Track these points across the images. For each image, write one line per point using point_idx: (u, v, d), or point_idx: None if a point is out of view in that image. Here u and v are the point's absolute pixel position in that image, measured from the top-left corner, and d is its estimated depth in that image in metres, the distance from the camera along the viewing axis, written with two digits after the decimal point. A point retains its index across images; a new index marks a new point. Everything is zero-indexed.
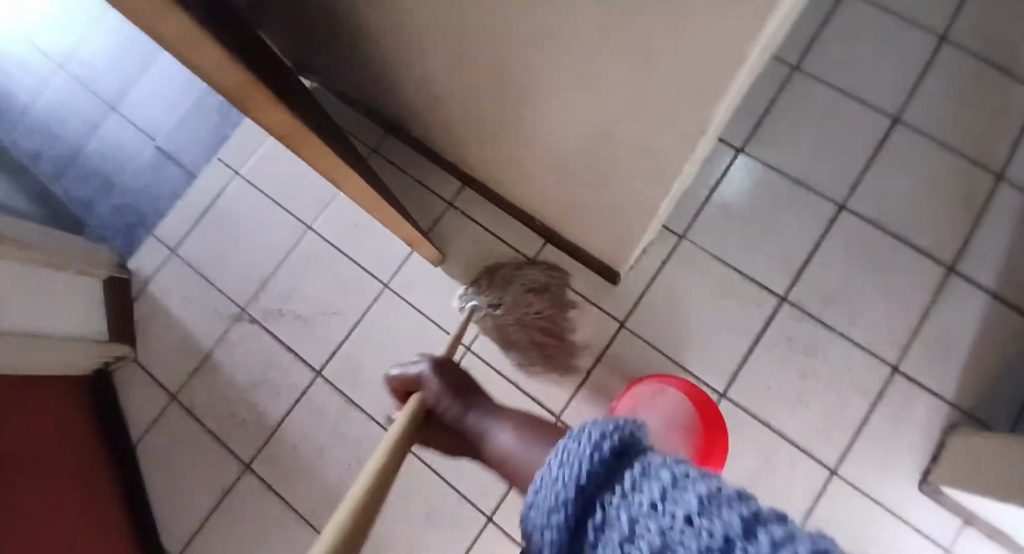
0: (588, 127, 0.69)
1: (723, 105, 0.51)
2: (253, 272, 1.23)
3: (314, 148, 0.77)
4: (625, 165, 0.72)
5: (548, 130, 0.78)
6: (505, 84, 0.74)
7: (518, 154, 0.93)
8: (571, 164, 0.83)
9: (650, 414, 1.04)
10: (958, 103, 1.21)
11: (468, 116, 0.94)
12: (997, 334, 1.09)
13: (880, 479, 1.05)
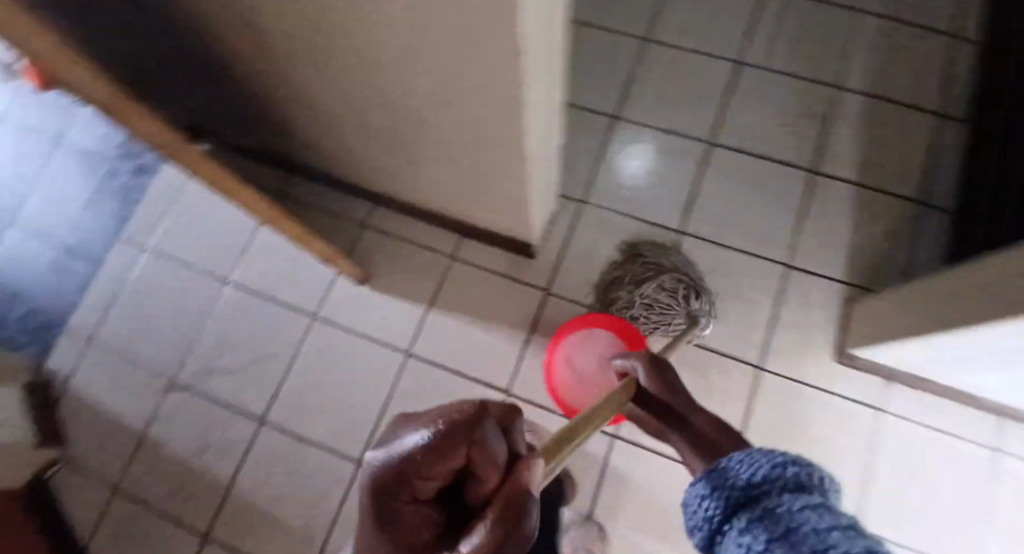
0: (438, 83, 0.63)
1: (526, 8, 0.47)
2: (176, 337, 1.14)
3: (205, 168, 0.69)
4: (480, 117, 0.68)
5: (410, 104, 0.72)
6: (346, 64, 0.68)
7: (392, 144, 0.89)
8: (441, 137, 0.78)
9: (582, 359, 0.96)
10: (781, 33, 1.26)
11: (337, 121, 0.89)
12: (871, 218, 1.12)
13: (806, 368, 1.05)
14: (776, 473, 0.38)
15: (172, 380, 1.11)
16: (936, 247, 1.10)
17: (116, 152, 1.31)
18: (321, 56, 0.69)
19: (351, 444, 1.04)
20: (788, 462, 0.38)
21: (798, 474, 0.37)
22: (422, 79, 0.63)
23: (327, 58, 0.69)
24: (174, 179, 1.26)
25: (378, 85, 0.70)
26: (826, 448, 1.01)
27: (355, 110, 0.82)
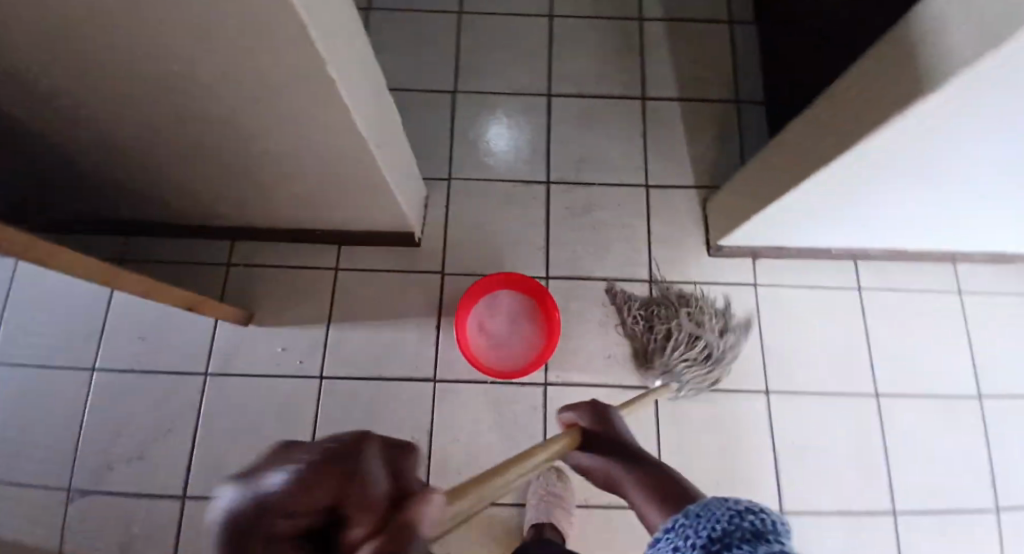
0: (239, 87, 0.61)
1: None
2: (57, 444, 1.02)
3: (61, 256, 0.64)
4: (300, 111, 0.67)
5: (224, 119, 0.69)
6: (139, 95, 0.64)
7: (228, 170, 0.85)
8: (273, 146, 0.76)
9: (496, 322, 1.00)
10: None
11: (160, 163, 0.84)
12: (702, 124, 1.25)
13: (689, 268, 1.15)
14: (732, 526, 0.41)
15: (64, 491, 1.00)
16: (759, 135, 1.25)
17: None
18: (107, 94, 0.65)
19: None
20: (743, 512, 0.41)
21: (754, 523, 0.41)
22: (221, 88, 0.62)
23: (116, 95, 0.65)
24: None
25: (180, 109, 0.67)
26: (725, 330, 1.12)
27: (172, 145, 0.77)
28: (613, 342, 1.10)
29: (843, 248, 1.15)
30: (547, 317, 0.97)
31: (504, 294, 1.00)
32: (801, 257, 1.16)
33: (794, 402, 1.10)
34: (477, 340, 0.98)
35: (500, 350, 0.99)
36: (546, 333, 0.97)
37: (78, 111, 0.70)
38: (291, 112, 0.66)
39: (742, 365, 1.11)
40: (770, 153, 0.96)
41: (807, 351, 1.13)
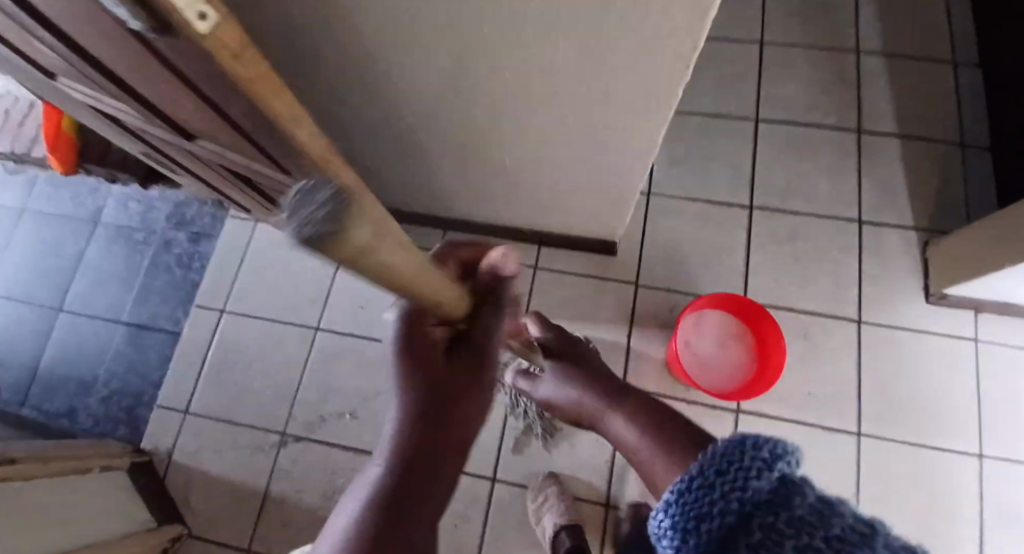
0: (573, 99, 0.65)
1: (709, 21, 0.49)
2: (276, 391, 1.14)
3: None
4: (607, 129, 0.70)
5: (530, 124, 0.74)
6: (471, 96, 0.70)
7: (490, 168, 0.90)
8: (551, 154, 0.81)
9: (704, 343, 0.98)
10: (795, 10, 1.33)
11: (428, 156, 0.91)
12: (920, 164, 1.19)
13: (900, 313, 1.09)
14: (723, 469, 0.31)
15: (282, 434, 1.11)
16: (986, 182, 1.17)
17: (169, 223, 1.31)
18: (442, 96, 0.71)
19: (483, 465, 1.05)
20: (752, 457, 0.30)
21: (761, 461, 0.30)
22: (562, 98, 0.65)
23: (448, 97, 0.71)
24: (236, 240, 1.26)
25: (501, 115, 0.72)
26: (937, 385, 1.06)
27: (458, 141, 0.83)
28: (810, 378, 1.07)
29: None
30: (771, 345, 0.94)
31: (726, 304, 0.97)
32: None
33: (1015, 472, 1.00)
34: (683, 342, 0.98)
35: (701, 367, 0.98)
36: (762, 359, 0.96)
37: (399, 108, 0.77)
38: (605, 126, 0.69)
39: (955, 421, 1.03)
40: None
41: None
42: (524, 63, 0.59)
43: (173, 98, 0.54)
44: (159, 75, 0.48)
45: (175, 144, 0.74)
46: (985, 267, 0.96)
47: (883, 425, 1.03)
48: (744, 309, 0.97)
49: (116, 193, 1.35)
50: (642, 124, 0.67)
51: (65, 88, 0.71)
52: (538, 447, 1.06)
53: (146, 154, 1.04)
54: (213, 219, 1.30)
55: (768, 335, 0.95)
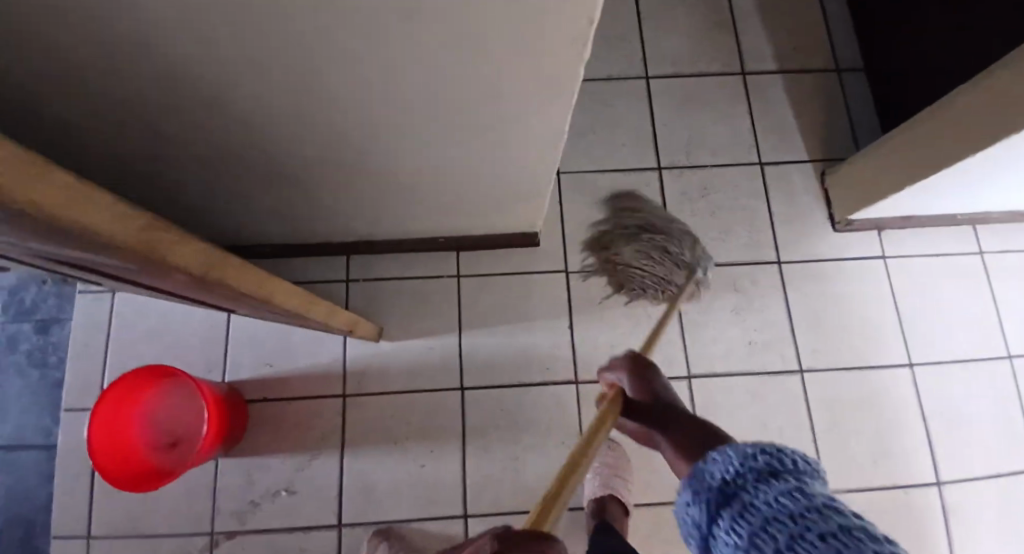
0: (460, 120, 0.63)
1: (567, 77, 0.54)
2: (191, 481, 0.95)
3: (288, 294, 0.59)
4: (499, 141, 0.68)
5: (420, 147, 0.69)
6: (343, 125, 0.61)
7: (400, 179, 0.80)
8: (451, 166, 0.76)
9: (163, 452, 0.87)
10: None
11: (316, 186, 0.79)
12: (805, 97, 1.23)
13: (813, 241, 1.13)
14: (747, 471, 0.45)
15: (211, 532, 0.93)
16: (862, 105, 1.23)
17: (3, 316, 1.07)
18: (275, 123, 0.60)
19: (466, 500, 0.97)
20: None
21: (769, 462, 0.44)
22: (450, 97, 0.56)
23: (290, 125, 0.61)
24: (96, 317, 1.04)
25: (380, 127, 0.62)
26: (859, 307, 1.10)
27: (311, 165, 0.73)
28: (743, 324, 1.08)
29: (964, 214, 1.13)
30: (127, 395, 0.83)
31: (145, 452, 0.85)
32: (927, 226, 1.14)
33: (936, 370, 1.08)
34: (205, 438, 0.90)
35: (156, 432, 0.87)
36: (108, 425, 0.81)
37: (252, 143, 0.65)
38: (512, 140, 0.69)
39: (883, 337, 1.08)
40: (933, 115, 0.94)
41: (942, 320, 1.11)
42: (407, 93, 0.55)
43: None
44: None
45: None
46: (901, 183, 1.00)
47: (825, 357, 1.06)
48: (109, 413, 0.81)
49: None
50: (540, 128, 0.66)
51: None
52: (501, 463, 1.00)
53: None
54: (59, 299, 1.06)
55: (124, 409, 0.83)
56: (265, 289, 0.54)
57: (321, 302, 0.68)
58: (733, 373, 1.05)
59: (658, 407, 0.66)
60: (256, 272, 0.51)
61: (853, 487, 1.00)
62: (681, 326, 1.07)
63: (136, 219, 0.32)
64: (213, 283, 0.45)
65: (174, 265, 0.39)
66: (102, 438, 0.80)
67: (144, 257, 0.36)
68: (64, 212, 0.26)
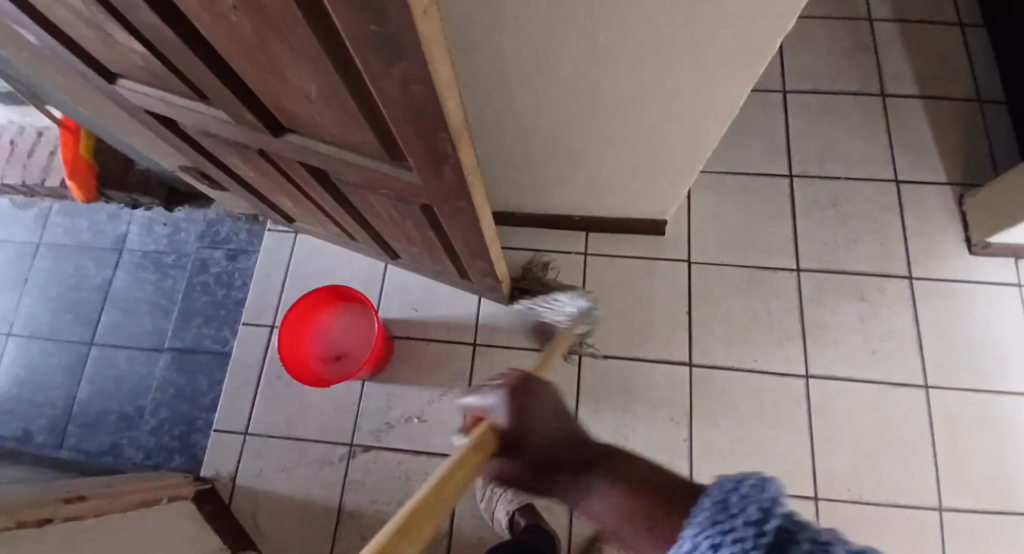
0: (644, 95, 0.72)
1: (754, 60, 0.62)
2: (339, 397, 1.09)
3: (487, 228, 0.72)
4: (669, 118, 0.78)
5: (598, 119, 0.80)
6: (548, 88, 0.73)
7: (566, 152, 0.92)
8: (615, 142, 0.87)
9: (334, 365, 1.01)
10: None
11: (494, 147, 0.92)
12: (947, 122, 1.23)
13: (944, 260, 1.13)
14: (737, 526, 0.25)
15: (351, 443, 1.06)
16: (1006, 133, 1.22)
17: (198, 242, 1.28)
18: (496, 82, 0.73)
19: None
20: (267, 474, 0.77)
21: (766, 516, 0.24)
22: (645, 71, 0.67)
23: (503, 86, 0.74)
24: (278, 251, 1.22)
25: (575, 92, 0.74)
26: (993, 330, 1.08)
27: (501, 128, 0.86)
28: (864, 331, 1.09)
29: None
30: (304, 316, 0.98)
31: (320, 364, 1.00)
32: None
33: None
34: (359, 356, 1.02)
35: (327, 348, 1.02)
36: (292, 340, 0.97)
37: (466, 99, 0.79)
38: (681, 119, 0.77)
39: (1018, 364, 1.05)
40: None
41: None
42: (613, 64, 0.66)
43: (332, 126, 0.57)
44: (291, 33, 0.40)
45: (250, 146, 0.75)
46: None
47: (951, 375, 1.05)
48: (293, 330, 0.97)
49: (158, 219, 1.32)
50: (709, 109, 0.74)
51: (140, 96, 0.77)
52: (611, 426, 1.06)
53: (185, 166, 1.07)
54: (249, 234, 1.26)
55: (303, 327, 0.99)
56: (479, 214, 0.67)
57: (498, 244, 0.80)
58: (850, 377, 1.06)
59: (566, 455, 0.54)
60: (482, 197, 0.63)
61: (972, 510, 0.98)
62: (799, 324, 1.10)
63: (458, 114, 0.46)
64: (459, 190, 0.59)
65: (454, 162, 0.52)
66: (288, 349, 0.96)
67: (446, 146, 0.49)
68: (439, 83, 0.39)
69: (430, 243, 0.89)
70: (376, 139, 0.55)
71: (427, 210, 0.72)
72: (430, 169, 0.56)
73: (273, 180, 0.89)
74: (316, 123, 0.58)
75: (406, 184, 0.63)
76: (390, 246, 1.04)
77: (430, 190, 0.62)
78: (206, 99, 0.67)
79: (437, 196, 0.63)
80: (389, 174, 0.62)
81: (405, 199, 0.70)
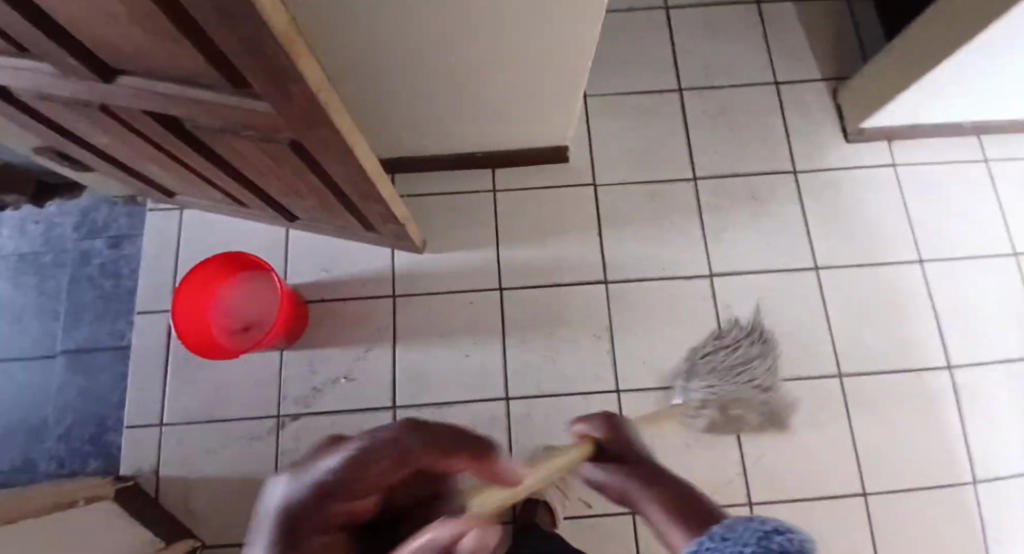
0: (510, 10, 0.70)
1: None
2: (259, 370, 1.05)
3: (363, 157, 0.69)
4: (542, 32, 0.76)
5: (470, 41, 0.77)
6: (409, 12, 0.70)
7: (450, 83, 0.89)
8: (495, 67, 0.85)
9: (240, 336, 0.96)
10: None
11: (373, 86, 0.88)
12: (817, 21, 1.29)
13: (824, 151, 1.20)
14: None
15: (279, 415, 1.03)
16: (867, 27, 1.29)
17: (76, 235, 1.17)
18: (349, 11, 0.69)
19: (509, 386, 1.06)
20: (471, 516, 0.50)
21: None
22: None
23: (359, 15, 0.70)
24: (167, 231, 1.14)
25: (439, 14, 0.70)
26: (871, 210, 1.17)
27: (373, 63, 0.82)
28: (760, 228, 1.15)
29: (970, 122, 1.19)
30: (207, 285, 0.93)
31: (224, 336, 0.96)
32: (933, 134, 1.21)
33: (945, 267, 1.14)
34: (263, 328, 0.96)
35: (235, 321, 0.97)
36: (195, 310, 0.92)
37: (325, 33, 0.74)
38: (554, 32, 0.76)
39: (894, 237, 1.15)
40: (920, 27, 1.00)
41: (951, 221, 1.17)
42: None
43: (161, 52, 0.51)
44: None
45: (88, 103, 0.67)
46: (890, 92, 1.08)
47: (839, 256, 1.14)
48: (195, 299, 0.92)
49: (22, 217, 1.19)
50: (577, 18, 0.73)
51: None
52: (539, 354, 1.08)
53: (38, 148, 0.96)
54: (131, 217, 1.16)
55: (206, 297, 0.94)
56: (349, 140, 0.64)
57: (385, 180, 0.77)
58: (752, 272, 1.12)
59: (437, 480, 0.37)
60: (344, 119, 0.60)
61: (866, 371, 1.08)
62: (702, 230, 1.15)
63: (278, 13, 0.42)
64: (316, 109, 0.55)
65: (296, 72, 0.48)
66: (189, 320, 0.91)
67: (276, 51, 0.45)
68: None
69: (318, 192, 0.84)
70: (211, 60, 0.50)
71: (297, 148, 0.67)
72: (276, 88, 0.52)
73: (134, 146, 0.81)
74: (144, 54, 0.53)
75: (261, 115, 0.59)
76: (283, 208, 0.99)
77: (287, 118, 0.58)
78: (22, 51, 0.60)
79: (297, 124, 0.59)
80: (239, 104, 0.57)
81: (269, 138, 0.65)
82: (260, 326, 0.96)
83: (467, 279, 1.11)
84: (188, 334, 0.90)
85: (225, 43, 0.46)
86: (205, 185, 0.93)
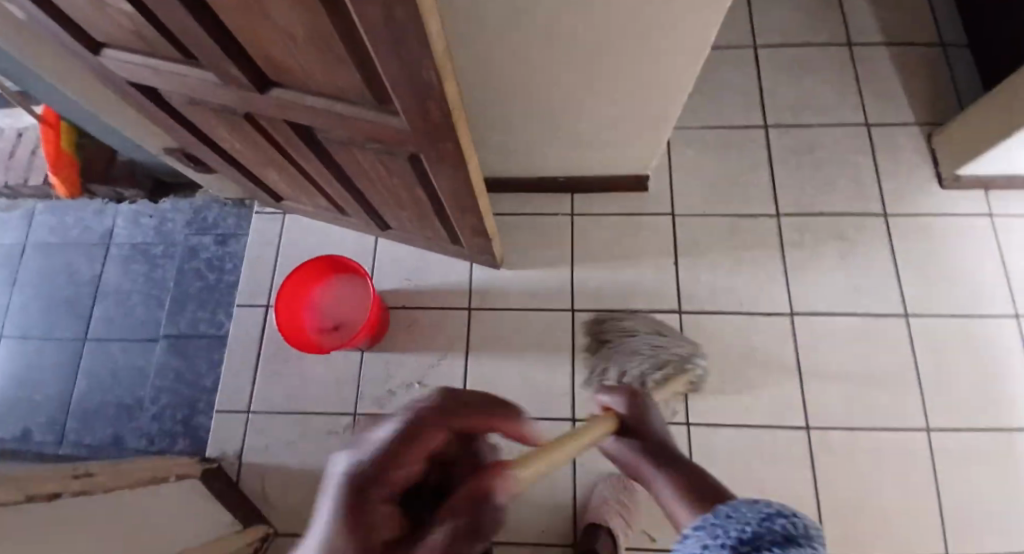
0: (620, 48, 0.74)
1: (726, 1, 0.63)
2: (340, 370, 1.10)
3: (473, 172, 0.73)
4: (647, 69, 0.79)
5: (575, 74, 0.81)
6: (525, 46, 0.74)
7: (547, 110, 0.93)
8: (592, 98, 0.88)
9: (329, 337, 1.02)
10: None
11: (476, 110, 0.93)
12: (912, 65, 1.27)
13: (916, 197, 1.17)
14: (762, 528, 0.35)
15: (354, 414, 1.08)
16: (967, 73, 1.26)
17: (187, 230, 1.28)
18: (472, 44, 0.74)
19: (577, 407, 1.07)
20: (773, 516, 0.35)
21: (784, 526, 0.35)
22: (621, 21, 0.67)
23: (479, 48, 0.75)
24: (268, 232, 1.23)
25: (553, 49, 0.75)
26: (965, 261, 1.12)
27: (481, 90, 0.87)
28: (844, 271, 1.13)
29: None
30: (307, 282, 1.01)
31: (316, 335, 1.02)
32: None
33: None
34: (351, 331, 1.01)
35: (327, 321, 1.03)
36: (293, 306, 1.00)
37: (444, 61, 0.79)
38: (659, 70, 0.79)
39: (990, 291, 1.10)
40: None
41: None
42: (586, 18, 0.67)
43: (318, 71, 0.57)
44: None
45: (236, 112, 0.75)
46: (991, 141, 1.04)
47: (929, 306, 1.09)
48: (293, 295, 0.99)
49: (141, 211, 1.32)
50: (684, 58, 0.75)
51: (121, 67, 0.77)
52: None
53: (168, 147, 1.06)
54: (237, 218, 1.26)
55: (304, 294, 1.01)
56: (465, 156, 0.68)
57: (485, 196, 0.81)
58: (833, 314, 1.10)
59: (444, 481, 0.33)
60: (466, 136, 0.64)
61: (956, 429, 1.02)
62: (783, 268, 1.13)
63: (439, 40, 0.46)
64: (445, 126, 0.60)
65: (440, 93, 0.53)
66: (287, 314, 0.98)
67: (431, 72, 0.49)
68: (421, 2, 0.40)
69: (417, 203, 0.89)
70: (364, 79, 0.55)
71: (415, 162, 0.72)
72: (415, 105, 0.57)
73: (261, 152, 0.89)
74: (304, 72, 0.59)
75: (392, 130, 0.64)
76: (378, 216, 1.05)
77: (416, 133, 0.63)
78: (194, 65, 0.68)
79: (424, 139, 0.64)
80: (376, 120, 0.63)
81: (391, 151, 0.71)
82: (348, 329, 1.02)
83: (542, 299, 1.14)
84: (285, 327, 0.97)
85: (383, 66, 0.51)
86: (313, 192, 1.01)
